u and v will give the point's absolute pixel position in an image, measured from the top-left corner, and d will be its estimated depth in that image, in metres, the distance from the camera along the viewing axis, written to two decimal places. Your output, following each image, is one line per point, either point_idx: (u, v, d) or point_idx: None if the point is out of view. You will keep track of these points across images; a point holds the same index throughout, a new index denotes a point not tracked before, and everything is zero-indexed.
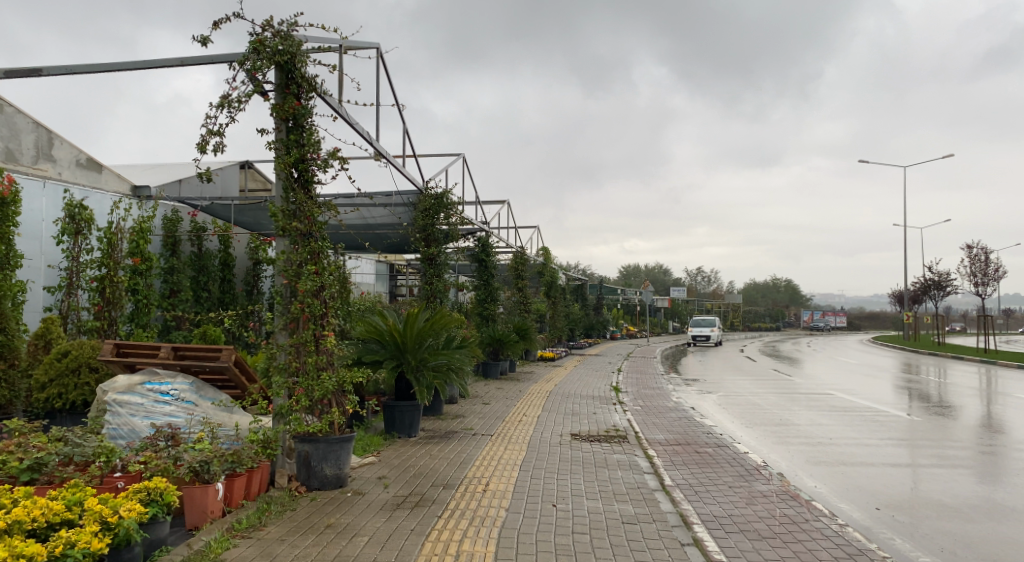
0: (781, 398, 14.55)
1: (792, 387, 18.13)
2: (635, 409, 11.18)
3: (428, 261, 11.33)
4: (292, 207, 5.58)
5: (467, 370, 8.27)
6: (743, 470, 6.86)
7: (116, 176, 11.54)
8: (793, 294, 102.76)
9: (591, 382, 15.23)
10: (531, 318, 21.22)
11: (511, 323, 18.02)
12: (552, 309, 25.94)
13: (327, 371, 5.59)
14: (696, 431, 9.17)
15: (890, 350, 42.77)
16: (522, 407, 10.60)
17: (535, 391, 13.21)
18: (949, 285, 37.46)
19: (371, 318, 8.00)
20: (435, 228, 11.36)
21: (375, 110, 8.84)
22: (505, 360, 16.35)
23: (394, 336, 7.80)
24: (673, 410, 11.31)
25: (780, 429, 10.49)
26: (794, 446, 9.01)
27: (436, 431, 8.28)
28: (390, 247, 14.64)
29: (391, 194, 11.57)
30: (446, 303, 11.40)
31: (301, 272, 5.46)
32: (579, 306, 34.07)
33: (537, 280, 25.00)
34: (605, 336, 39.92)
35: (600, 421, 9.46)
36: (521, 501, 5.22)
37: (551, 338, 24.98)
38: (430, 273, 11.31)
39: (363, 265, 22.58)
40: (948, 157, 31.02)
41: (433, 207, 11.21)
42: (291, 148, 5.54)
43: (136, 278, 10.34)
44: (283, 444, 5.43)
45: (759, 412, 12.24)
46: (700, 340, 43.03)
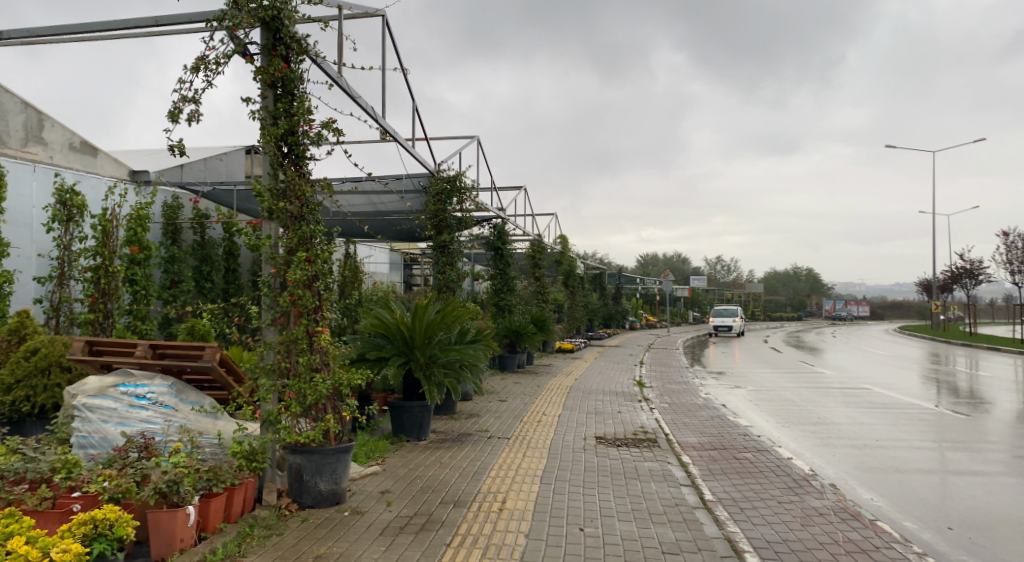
0: (815, 394, 13.71)
1: (824, 380, 17.25)
2: (663, 407, 10.44)
3: (441, 249, 10.62)
4: (281, 185, 4.90)
5: (482, 367, 7.60)
6: (792, 481, 6.10)
7: (112, 160, 11.05)
8: (815, 282, 100.90)
9: (613, 376, 14.49)
10: (549, 309, 20.51)
11: (528, 314, 17.32)
12: (570, 299, 25.20)
13: (322, 373, 4.95)
14: (731, 432, 8.42)
15: (918, 340, 41.51)
16: (541, 406, 9.91)
17: (554, 387, 12.51)
18: (982, 273, 36.09)
19: (377, 311, 7.35)
20: (448, 214, 10.64)
21: (382, 83, 8.14)
22: (522, 353, 15.68)
23: (402, 330, 7.14)
24: (703, 408, 10.55)
25: (820, 429, 9.69)
26: (841, 450, 8.22)
27: (448, 433, 7.62)
28: (401, 235, 13.97)
29: (401, 177, 10.86)
30: (460, 294, 10.71)
31: (291, 260, 4.80)
32: (598, 296, 33.33)
33: (555, 270, 24.25)
34: (624, 326, 39.10)
35: (626, 421, 8.74)
36: (543, 525, 4.52)
37: (569, 329, 24.28)
38: (443, 263, 10.60)
39: (376, 254, 21.99)
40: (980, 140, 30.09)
41: (444, 191, 10.49)
42: (280, 118, 4.85)
43: (134, 268, 9.70)
44: (272, 456, 4.80)
45: (795, 410, 11.43)
46: (722, 330, 42.03)
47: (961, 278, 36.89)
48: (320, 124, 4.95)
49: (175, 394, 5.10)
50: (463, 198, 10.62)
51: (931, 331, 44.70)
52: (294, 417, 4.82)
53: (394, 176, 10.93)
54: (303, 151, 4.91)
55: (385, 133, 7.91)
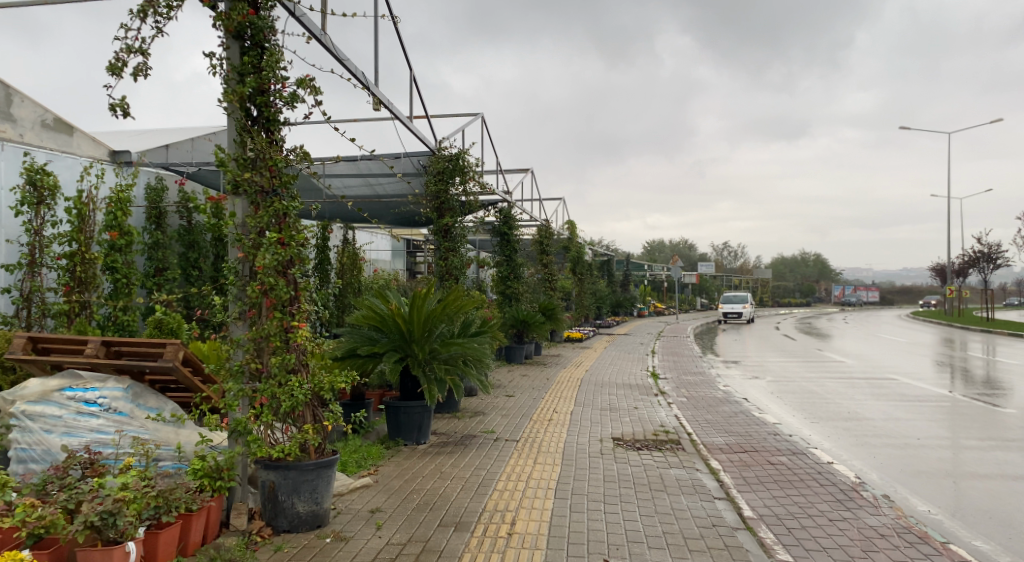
0: (839, 385, 12.94)
1: (845, 369, 16.48)
2: (681, 402, 9.70)
3: (442, 234, 9.85)
4: (249, 154, 4.16)
5: (488, 361, 6.88)
6: (839, 492, 5.36)
7: (89, 139, 10.45)
8: (824, 268, 99.69)
9: (626, 368, 13.77)
10: (557, 297, 19.80)
11: (536, 302, 16.59)
12: (578, 287, 24.43)
13: (300, 375, 4.24)
14: (760, 431, 7.69)
15: (933, 326, 40.55)
16: (551, 402, 9.19)
17: (564, 379, 11.80)
18: (1000, 257, 35.08)
19: (370, 301, 6.63)
20: (451, 196, 9.81)
21: (374, 49, 7.36)
22: (529, 343, 14.96)
23: (397, 322, 6.41)
24: (725, 403, 9.81)
25: (854, 426, 8.94)
26: (881, 451, 7.46)
27: (451, 435, 6.91)
28: (401, 220, 13.22)
29: (399, 156, 10.05)
30: (463, 281, 9.97)
31: (261, 242, 4.06)
32: (605, 283, 32.60)
33: (562, 257, 23.48)
34: (632, 314, 38.34)
35: (644, 419, 8.01)
36: (561, 555, 3.81)
37: (577, 317, 23.59)
38: (446, 249, 9.82)
39: (377, 241, 21.30)
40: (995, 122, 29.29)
41: (446, 170, 9.63)
42: (245, 74, 4.08)
43: (114, 255, 9.13)
44: (241, 472, 4.12)
45: (822, 404, 10.67)
46: (731, 318, 41.26)
47: (978, 262, 35.81)
48: (295, 81, 4.17)
49: (132, 399, 4.37)
50: (467, 178, 9.75)
51: (945, 317, 43.68)
52: (269, 426, 4.13)
53: (391, 154, 10.09)
54: (275, 114, 4.14)
55: (378, 103, 7.15)
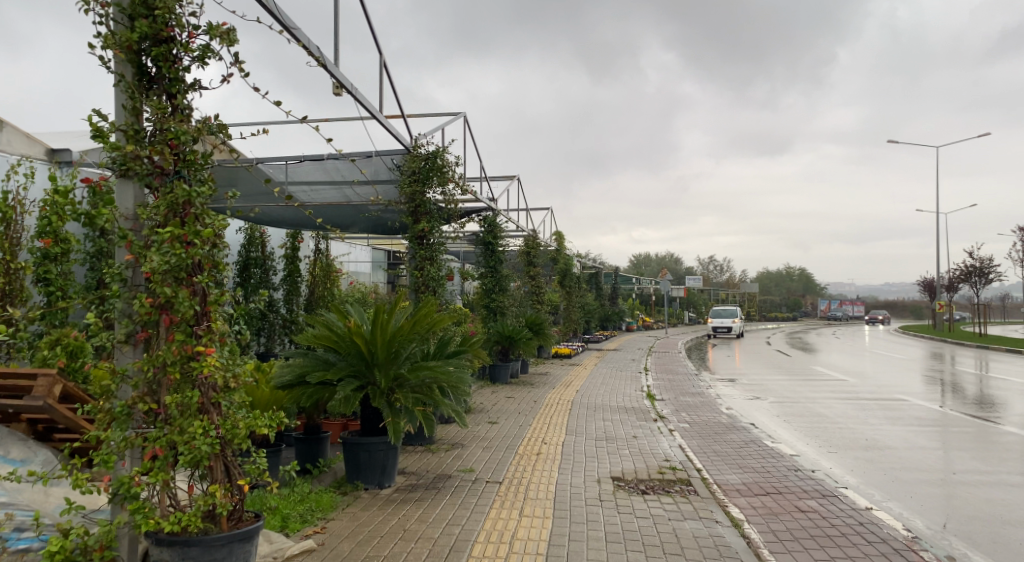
0: (848, 407, 12.00)
1: (849, 388, 15.60)
2: (684, 430, 8.70)
3: (417, 242, 8.83)
4: (145, 126, 3.15)
5: (466, 388, 5.86)
6: (895, 554, 4.33)
7: (23, 136, 9.30)
8: (810, 282, 99.62)
9: (619, 388, 12.79)
10: (545, 311, 18.85)
11: (522, 316, 15.59)
12: (566, 300, 23.53)
13: (210, 416, 3.19)
14: (780, 467, 6.69)
15: (924, 340, 39.97)
16: (539, 430, 8.17)
17: (553, 401, 10.79)
18: (992, 271, 34.61)
19: (324, 318, 5.62)
20: (428, 200, 8.76)
21: (334, 26, 6.39)
22: (515, 361, 13.94)
23: (357, 343, 5.40)
24: (733, 430, 8.82)
25: (876, 457, 7.97)
26: (918, 490, 6.48)
27: (421, 476, 5.88)
28: (377, 228, 12.20)
29: (370, 155, 9.03)
30: (441, 294, 8.93)
31: (153, 240, 3.02)
32: (594, 296, 31.70)
33: (549, 269, 22.57)
34: (621, 328, 37.53)
35: (646, 452, 7.01)
36: None
37: (564, 331, 22.66)
38: (421, 259, 8.78)
39: (356, 253, 20.26)
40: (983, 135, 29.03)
41: (422, 171, 8.59)
42: (136, 16, 3.05)
43: (47, 266, 7.94)
44: (125, 550, 3.06)
45: (834, 430, 9.71)
46: (721, 332, 40.57)
47: (970, 276, 35.30)
48: (205, 30, 3.15)
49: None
50: (447, 179, 8.70)
51: (935, 331, 43.09)
52: (165, 488, 3.08)
53: (361, 153, 9.07)
54: (176, 71, 3.12)
55: (340, 88, 6.19)
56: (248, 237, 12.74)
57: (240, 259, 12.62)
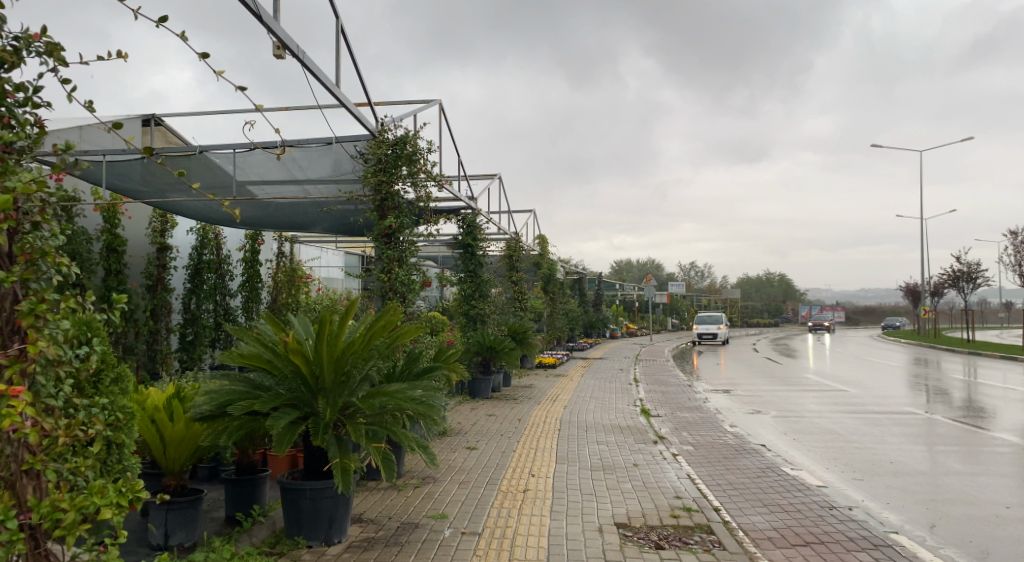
0: (859, 423, 11.04)
1: (851, 399, 14.72)
2: (689, 455, 7.65)
3: (383, 241, 7.68)
4: None
5: (435, 414, 4.73)
6: None
7: None
8: (791, 287, 99.78)
9: (610, 402, 11.75)
10: (528, 318, 17.80)
11: (505, 324, 14.49)
12: (549, 308, 22.54)
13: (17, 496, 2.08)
14: (811, 503, 5.65)
15: (911, 346, 39.49)
16: (524, 457, 7.08)
17: (539, 420, 9.69)
18: (980, 277, 34.20)
19: (256, 333, 4.49)
20: (397, 194, 7.61)
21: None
22: (497, 373, 12.83)
23: (296, 362, 4.27)
24: (744, 454, 7.79)
25: (912, 486, 6.94)
26: (977, 527, 5.44)
27: (381, 527, 4.74)
28: (343, 228, 11.04)
29: (330, 143, 7.90)
30: (411, 300, 7.80)
31: None
32: (577, 303, 30.73)
33: (532, 274, 21.56)
34: (605, 335, 36.67)
35: (651, 487, 5.96)
36: None
37: (547, 339, 21.64)
38: (389, 260, 7.64)
39: (328, 257, 19.06)
40: (969, 139, 28.66)
41: (389, 158, 7.45)
42: None
43: None
44: None
45: (853, 452, 8.69)
46: (706, 339, 39.79)
47: (958, 281, 34.87)
48: None
49: None
50: (419, 169, 7.56)
51: (919, 337, 42.75)
52: None
53: (319, 141, 7.94)
54: None
55: (282, 48, 5.06)
56: (201, 238, 11.41)
57: (192, 263, 11.32)
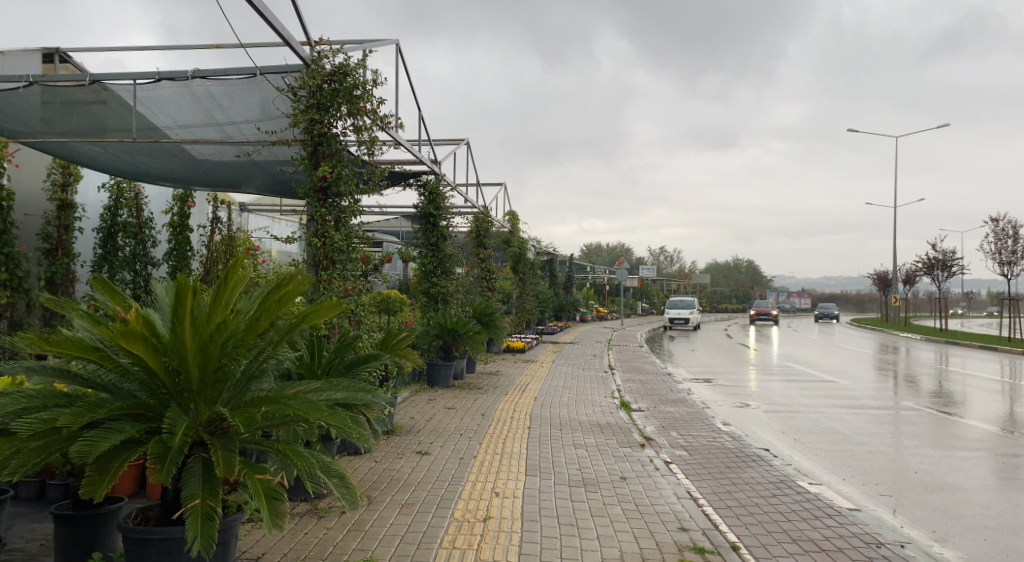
0: (860, 421, 9.95)
1: (841, 391, 13.70)
2: (685, 465, 6.40)
3: (316, 198, 6.13)
4: None
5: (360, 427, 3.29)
6: None
7: None
8: (758, 273, 100.26)
9: (586, 394, 10.50)
10: (496, 299, 16.47)
11: (469, 304, 13.08)
12: (519, 288, 21.24)
13: None
14: (852, 539, 4.42)
15: (881, 332, 39.22)
16: (485, 466, 5.77)
17: (505, 415, 8.39)
18: (954, 265, 33.82)
19: (81, 308, 2.99)
20: (336, 138, 6.06)
21: None
22: (459, 358, 11.48)
23: (136, 354, 2.79)
24: (749, 463, 6.55)
25: (951, 506, 5.77)
26: None
27: None
28: (283, 189, 9.50)
29: (253, 74, 6.36)
30: (352, 271, 6.34)
31: None
32: (547, 285, 29.53)
33: (502, 253, 20.25)
34: (575, 318, 35.55)
35: (648, 516, 4.68)
36: None
37: (516, 322, 20.39)
38: (322, 222, 6.10)
39: (278, 228, 17.43)
40: (945, 126, 28.19)
41: (324, 93, 5.91)
42: None
43: None
44: None
45: (867, 460, 7.50)
46: (677, 325, 38.97)
47: (932, 269, 34.49)
48: None
49: None
50: (365, 107, 6.01)
51: (889, 325, 42.64)
52: None
53: (240, 72, 6.39)
54: None
55: None
56: (115, 195, 9.74)
57: (103, 226, 9.68)
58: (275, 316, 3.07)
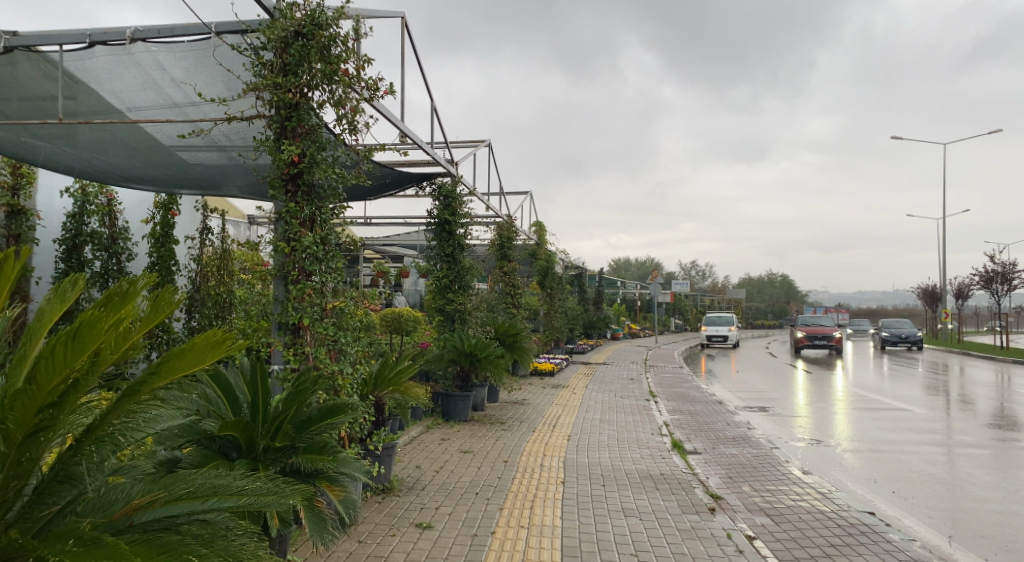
0: (965, 463, 8.16)
1: (922, 421, 11.83)
2: (777, 545, 4.76)
3: (285, 192, 4.67)
4: None
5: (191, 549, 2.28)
6: None
7: None
8: (793, 288, 97.28)
9: (628, 430, 8.88)
10: (522, 316, 14.94)
11: (491, 323, 11.56)
12: (546, 305, 19.67)
13: None
14: None
15: (935, 350, 36.64)
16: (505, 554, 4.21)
17: (532, 462, 6.84)
18: (1016, 277, 31.32)
19: None
20: (311, 111, 4.63)
21: None
22: (480, 387, 9.95)
23: None
24: (860, 540, 4.89)
25: None
26: None
27: None
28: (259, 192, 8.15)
29: (209, 35, 5.01)
30: (332, 288, 4.86)
31: None
32: (577, 301, 27.87)
33: (528, 266, 18.73)
34: (606, 335, 33.71)
35: None
36: None
37: (544, 341, 18.81)
38: (292, 220, 4.62)
39: None
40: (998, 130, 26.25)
41: (294, 49, 4.49)
42: None
43: None
44: None
45: (1003, 524, 5.78)
46: (715, 343, 36.87)
47: (991, 282, 32.03)
48: None
49: None
50: (348, 71, 4.59)
51: (943, 341, 39.96)
52: None
53: (192, 32, 5.04)
54: None
55: None
56: (81, 201, 8.47)
57: (67, 236, 8.39)
58: (64, 375, 2.18)
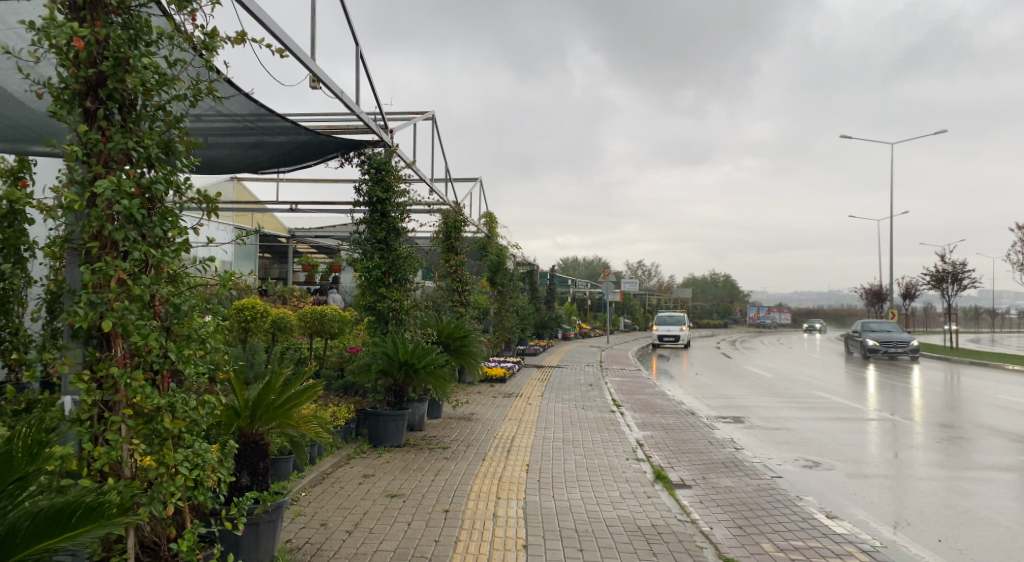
0: (992, 487, 6.88)
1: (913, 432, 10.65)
2: None
3: (79, 111, 2.84)
4: None
5: None
6: None
7: None
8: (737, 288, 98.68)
9: (600, 456, 7.29)
10: (470, 315, 13.23)
11: (433, 324, 9.78)
12: (497, 303, 18.03)
13: None
14: None
15: None
16: None
17: (483, 510, 5.14)
18: (966, 277, 31.36)
19: None
20: None
21: None
22: (416, 403, 8.17)
23: None
24: None
25: None
26: None
27: None
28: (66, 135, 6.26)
29: None
30: (162, 273, 3.03)
31: None
32: (528, 300, 26.40)
33: (477, 261, 17.03)
34: (558, 336, 32.42)
35: None
36: None
37: (493, 342, 17.16)
38: (71, 158, 2.76)
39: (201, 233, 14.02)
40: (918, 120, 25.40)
41: None
42: None
43: None
44: None
45: None
46: (668, 343, 36.01)
47: (942, 281, 32.00)
48: None
49: None
50: None
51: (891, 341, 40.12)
52: None
53: None
54: None
55: None
56: None
57: None
58: None
